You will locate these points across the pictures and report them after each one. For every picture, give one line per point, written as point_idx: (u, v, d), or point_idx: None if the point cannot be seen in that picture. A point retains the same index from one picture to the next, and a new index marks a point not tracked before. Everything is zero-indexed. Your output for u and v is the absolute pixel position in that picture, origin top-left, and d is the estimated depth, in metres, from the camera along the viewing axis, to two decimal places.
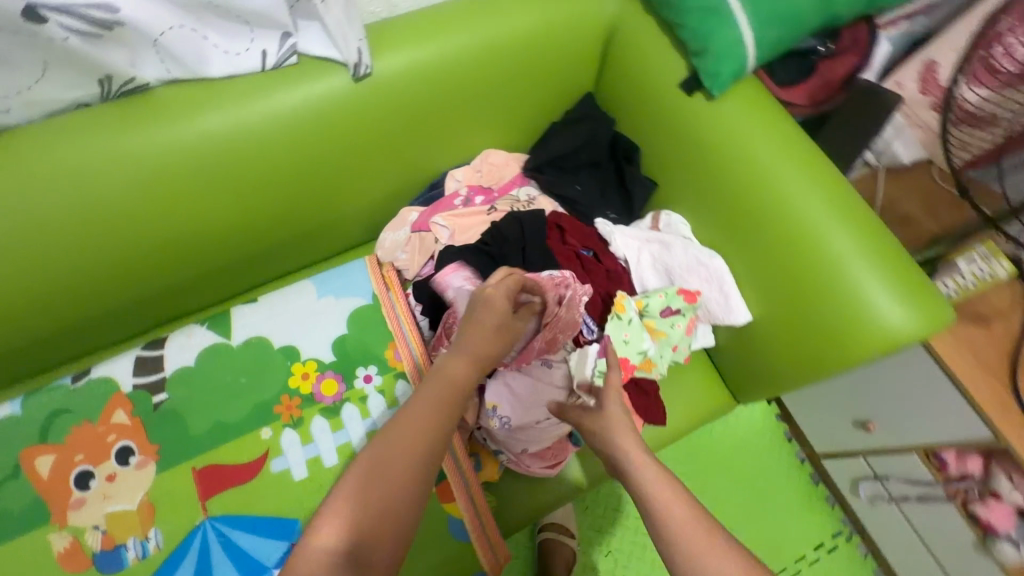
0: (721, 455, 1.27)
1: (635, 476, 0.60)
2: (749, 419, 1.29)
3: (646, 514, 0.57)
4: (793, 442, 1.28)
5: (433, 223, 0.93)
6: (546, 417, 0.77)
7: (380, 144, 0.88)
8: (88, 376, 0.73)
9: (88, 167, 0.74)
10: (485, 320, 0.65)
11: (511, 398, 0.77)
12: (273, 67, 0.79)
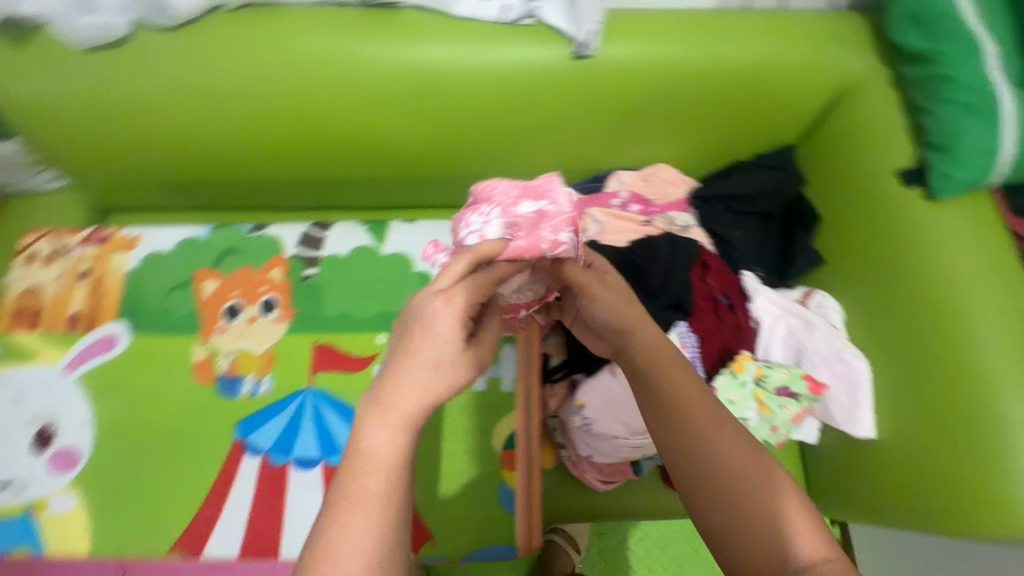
0: None
1: (681, 423, 0.50)
2: None
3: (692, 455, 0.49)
4: None
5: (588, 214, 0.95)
6: (627, 437, 0.77)
7: (568, 123, 0.91)
8: (262, 232, 0.82)
9: (328, 58, 0.83)
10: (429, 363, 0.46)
11: (604, 404, 0.77)
12: (508, 22, 0.83)
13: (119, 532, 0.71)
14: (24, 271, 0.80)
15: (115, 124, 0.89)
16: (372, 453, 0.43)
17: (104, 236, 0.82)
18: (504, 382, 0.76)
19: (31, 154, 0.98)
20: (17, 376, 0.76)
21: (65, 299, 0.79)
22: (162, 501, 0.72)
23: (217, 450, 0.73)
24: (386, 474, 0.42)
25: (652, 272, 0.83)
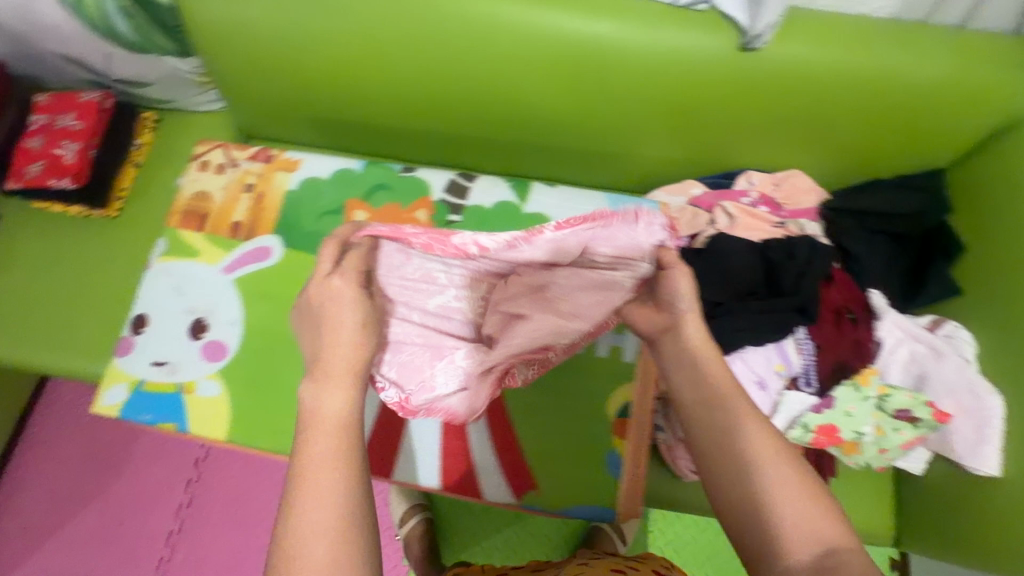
0: None
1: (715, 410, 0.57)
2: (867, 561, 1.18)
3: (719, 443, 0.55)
4: None
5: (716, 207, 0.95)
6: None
7: (715, 115, 0.92)
8: (412, 173, 0.85)
9: (500, 18, 0.86)
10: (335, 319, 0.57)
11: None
12: (681, 6, 0.83)
13: (255, 424, 0.77)
14: (195, 176, 0.87)
15: (287, 55, 0.96)
16: (324, 413, 0.50)
17: (269, 156, 0.87)
18: (625, 352, 0.79)
19: (201, 74, 1.05)
20: (180, 269, 0.82)
21: (229, 208, 0.85)
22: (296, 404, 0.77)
23: None
24: (339, 429, 0.50)
25: (784, 273, 0.82)
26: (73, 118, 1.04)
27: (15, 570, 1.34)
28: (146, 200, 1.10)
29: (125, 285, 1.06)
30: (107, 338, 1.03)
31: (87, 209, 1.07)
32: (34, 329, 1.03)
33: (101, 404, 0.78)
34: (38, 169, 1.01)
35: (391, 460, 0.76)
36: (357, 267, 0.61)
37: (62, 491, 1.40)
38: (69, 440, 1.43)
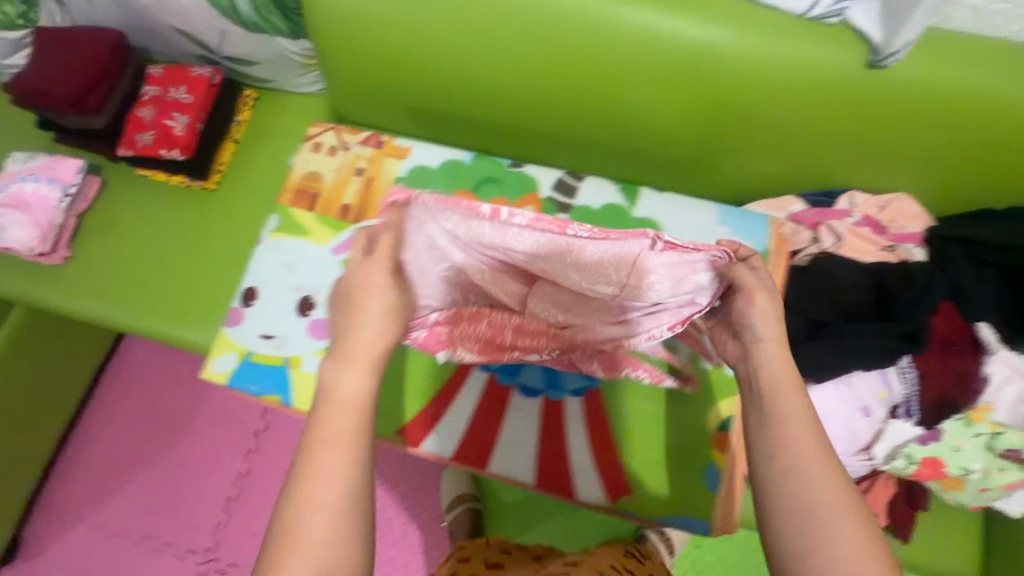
0: None
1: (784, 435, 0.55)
2: None
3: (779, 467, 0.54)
4: None
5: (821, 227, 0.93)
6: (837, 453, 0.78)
7: (828, 130, 0.90)
8: (521, 168, 0.85)
9: (621, 20, 0.86)
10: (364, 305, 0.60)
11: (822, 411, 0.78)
12: (810, 17, 0.81)
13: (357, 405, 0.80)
14: (308, 156, 0.89)
15: (397, 43, 0.97)
16: (341, 395, 0.55)
17: (378, 143, 0.89)
18: (704, 360, 0.77)
19: (308, 55, 1.07)
20: (290, 247, 0.85)
21: (339, 190, 0.87)
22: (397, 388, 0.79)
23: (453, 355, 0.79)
24: (350, 410, 0.55)
25: (897, 299, 0.79)
26: (185, 92, 1.07)
27: (81, 523, 1.39)
28: (242, 176, 1.13)
29: (220, 257, 1.09)
30: (201, 306, 1.07)
31: (189, 181, 1.11)
32: (135, 292, 1.07)
33: (210, 371, 0.80)
34: (150, 138, 1.04)
35: (487, 454, 0.77)
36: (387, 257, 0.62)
37: (128, 449, 1.45)
38: (137, 401, 1.48)
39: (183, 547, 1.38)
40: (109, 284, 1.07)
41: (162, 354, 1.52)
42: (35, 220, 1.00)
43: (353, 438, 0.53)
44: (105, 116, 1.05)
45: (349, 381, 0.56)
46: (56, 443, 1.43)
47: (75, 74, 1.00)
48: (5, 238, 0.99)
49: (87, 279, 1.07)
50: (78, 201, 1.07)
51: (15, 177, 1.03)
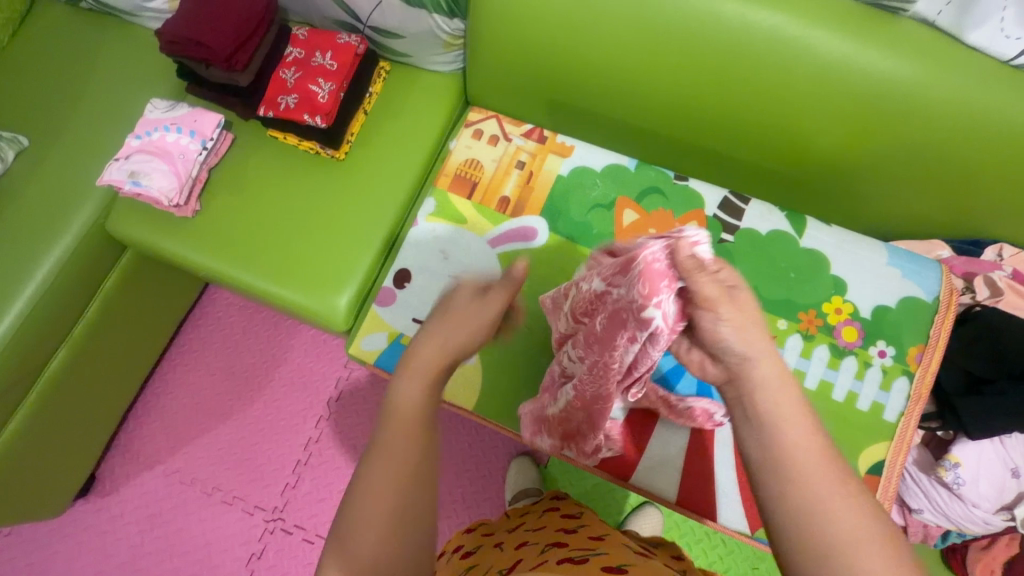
0: None
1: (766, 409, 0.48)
2: None
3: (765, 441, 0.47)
4: None
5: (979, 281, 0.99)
6: (984, 510, 0.79)
7: (1000, 181, 0.87)
8: (688, 182, 0.84)
9: (806, 43, 0.83)
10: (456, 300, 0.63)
11: (976, 467, 0.79)
12: (1015, 64, 0.78)
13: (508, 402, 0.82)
14: (469, 143, 0.88)
15: (556, 37, 0.93)
16: (401, 405, 0.53)
17: (541, 136, 0.87)
18: (861, 401, 0.76)
19: (457, 34, 1.05)
20: (446, 233, 0.84)
21: (499, 181, 0.86)
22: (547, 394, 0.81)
23: None
24: (415, 422, 0.52)
25: None
26: (330, 58, 1.06)
27: (155, 466, 1.42)
28: (372, 148, 1.12)
29: (344, 227, 1.08)
30: (324, 274, 1.06)
31: (320, 148, 1.10)
32: (259, 252, 1.07)
33: (360, 348, 0.82)
34: (294, 101, 1.04)
35: (630, 465, 0.79)
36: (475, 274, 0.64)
37: (205, 400, 1.46)
38: (216, 354, 1.49)
39: (253, 502, 1.39)
40: (236, 242, 1.07)
41: (242, 310, 1.52)
42: (176, 170, 1.02)
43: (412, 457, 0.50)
44: (249, 75, 1.05)
45: (406, 388, 0.54)
46: (139, 386, 1.45)
47: (230, 30, 0.99)
48: (146, 184, 1.00)
49: (215, 234, 1.08)
50: (211, 156, 1.08)
51: (159, 126, 1.05)
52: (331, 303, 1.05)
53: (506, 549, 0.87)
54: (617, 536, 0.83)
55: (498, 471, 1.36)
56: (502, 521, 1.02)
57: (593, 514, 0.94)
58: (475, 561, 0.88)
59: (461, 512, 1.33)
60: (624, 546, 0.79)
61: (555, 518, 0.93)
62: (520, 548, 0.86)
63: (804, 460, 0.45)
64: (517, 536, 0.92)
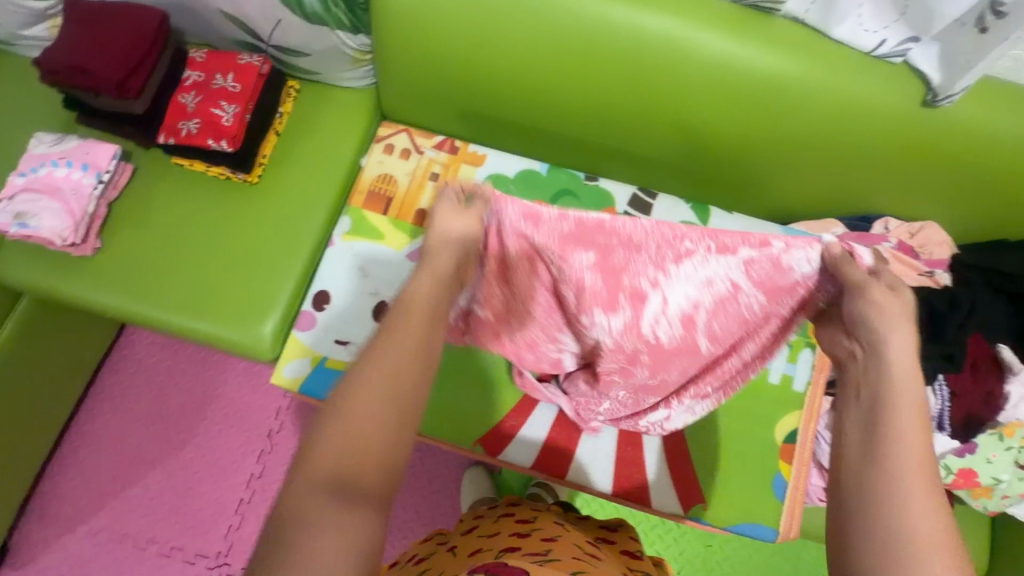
0: None
1: (888, 410, 0.53)
2: None
3: (872, 436, 0.53)
4: None
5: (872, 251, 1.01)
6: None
7: (874, 161, 0.95)
8: (598, 183, 0.87)
9: (693, 44, 0.87)
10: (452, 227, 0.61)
11: None
12: (876, 55, 0.86)
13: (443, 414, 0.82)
14: (380, 158, 0.88)
15: (458, 47, 0.94)
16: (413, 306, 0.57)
17: (453, 147, 0.88)
18: (773, 376, 0.82)
19: (363, 50, 1.04)
20: (364, 249, 0.84)
21: (414, 195, 0.87)
22: None
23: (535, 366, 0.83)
24: (416, 324, 0.56)
25: (948, 323, 0.88)
26: (232, 80, 1.03)
27: (78, 527, 1.31)
28: (286, 170, 1.09)
29: (265, 255, 1.05)
30: (247, 302, 1.02)
31: (230, 173, 1.06)
32: (175, 285, 1.02)
33: (283, 376, 0.80)
34: (196, 126, 1.00)
35: (566, 462, 0.82)
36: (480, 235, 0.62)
37: (132, 449, 1.36)
38: (140, 398, 1.39)
39: (195, 550, 1.31)
40: (146, 277, 1.01)
41: (165, 348, 1.43)
42: (69, 208, 0.95)
43: (387, 405, 0.51)
44: (144, 102, 1.00)
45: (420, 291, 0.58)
46: (54, 442, 1.33)
47: (118, 56, 0.94)
48: (36, 225, 0.94)
49: (121, 272, 1.01)
50: (109, 189, 1.02)
51: (47, 160, 0.98)
52: (255, 332, 1.01)
53: (459, 553, 0.85)
54: (569, 538, 0.83)
55: (450, 485, 1.34)
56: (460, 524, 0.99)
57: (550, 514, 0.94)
58: (426, 566, 0.86)
59: (416, 531, 1.31)
60: (575, 547, 0.80)
61: (510, 520, 0.92)
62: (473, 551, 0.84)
63: (902, 478, 0.50)
64: (471, 540, 0.89)
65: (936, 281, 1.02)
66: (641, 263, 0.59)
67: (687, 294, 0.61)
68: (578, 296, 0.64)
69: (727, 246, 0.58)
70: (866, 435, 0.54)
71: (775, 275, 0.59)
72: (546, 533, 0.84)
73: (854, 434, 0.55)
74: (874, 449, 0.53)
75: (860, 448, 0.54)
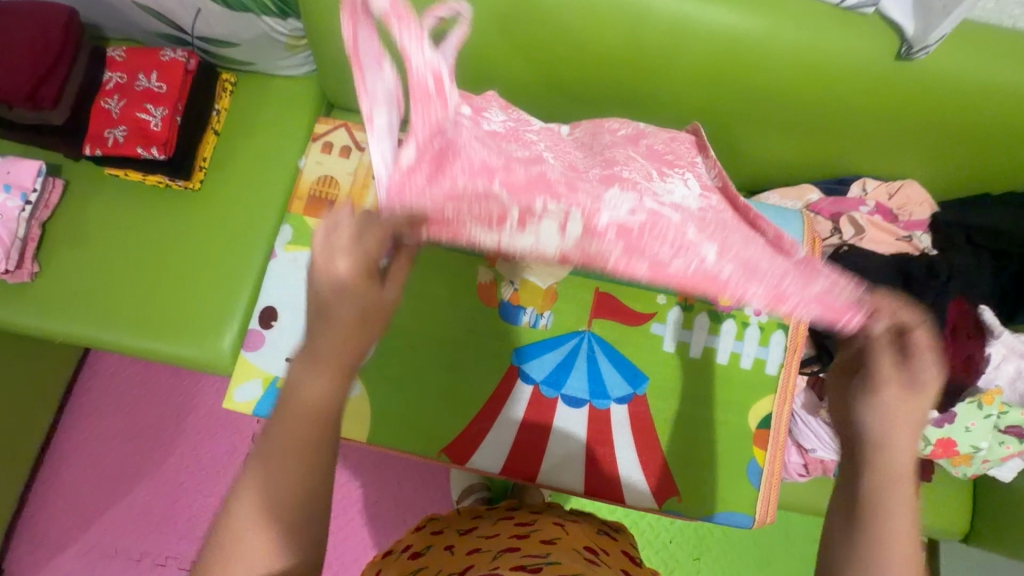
0: None
1: (877, 468, 0.46)
2: None
3: (852, 506, 0.47)
4: None
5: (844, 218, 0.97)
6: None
7: (849, 122, 0.89)
8: None
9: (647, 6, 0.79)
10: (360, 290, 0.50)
11: None
12: (846, 6, 0.78)
13: (404, 425, 0.79)
14: (320, 158, 0.89)
15: None
16: (305, 401, 0.48)
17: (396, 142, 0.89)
18: (744, 360, 0.81)
19: (295, 35, 0.96)
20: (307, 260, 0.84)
21: (358, 195, 0.87)
22: (439, 405, 0.80)
23: (497, 368, 0.80)
24: (310, 426, 0.47)
25: (924, 291, 0.83)
26: (156, 80, 0.95)
27: (68, 545, 1.31)
28: (230, 173, 1.03)
29: (214, 267, 0.99)
30: (201, 317, 0.98)
31: (168, 181, 0.99)
32: (125, 305, 0.97)
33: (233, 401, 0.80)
34: (122, 135, 0.93)
35: (535, 466, 0.78)
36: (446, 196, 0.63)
37: (115, 464, 1.35)
38: (116, 413, 1.37)
39: (189, 557, 1.32)
40: (90, 299, 0.96)
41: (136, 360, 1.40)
42: None
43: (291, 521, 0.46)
44: (63, 112, 0.92)
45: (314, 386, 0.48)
46: (33, 464, 1.32)
47: (23, 64, 0.86)
48: None
49: (63, 296, 0.96)
50: (39, 209, 0.96)
51: None
52: (214, 346, 0.97)
53: (454, 554, 0.68)
54: (574, 540, 0.69)
55: None
56: (451, 516, 0.81)
57: (550, 512, 0.79)
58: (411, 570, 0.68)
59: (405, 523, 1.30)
60: (579, 551, 0.66)
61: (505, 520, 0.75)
62: (472, 552, 0.67)
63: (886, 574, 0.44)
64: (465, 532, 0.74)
65: (915, 246, 0.97)
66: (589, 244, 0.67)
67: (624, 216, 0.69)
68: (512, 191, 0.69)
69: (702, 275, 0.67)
70: (845, 504, 0.47)
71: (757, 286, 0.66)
72: (546, 533, 0.70)
73: (836, 516, 0.48)
74: (858, 532, 0.46)
75: (843, 534, 0.46)
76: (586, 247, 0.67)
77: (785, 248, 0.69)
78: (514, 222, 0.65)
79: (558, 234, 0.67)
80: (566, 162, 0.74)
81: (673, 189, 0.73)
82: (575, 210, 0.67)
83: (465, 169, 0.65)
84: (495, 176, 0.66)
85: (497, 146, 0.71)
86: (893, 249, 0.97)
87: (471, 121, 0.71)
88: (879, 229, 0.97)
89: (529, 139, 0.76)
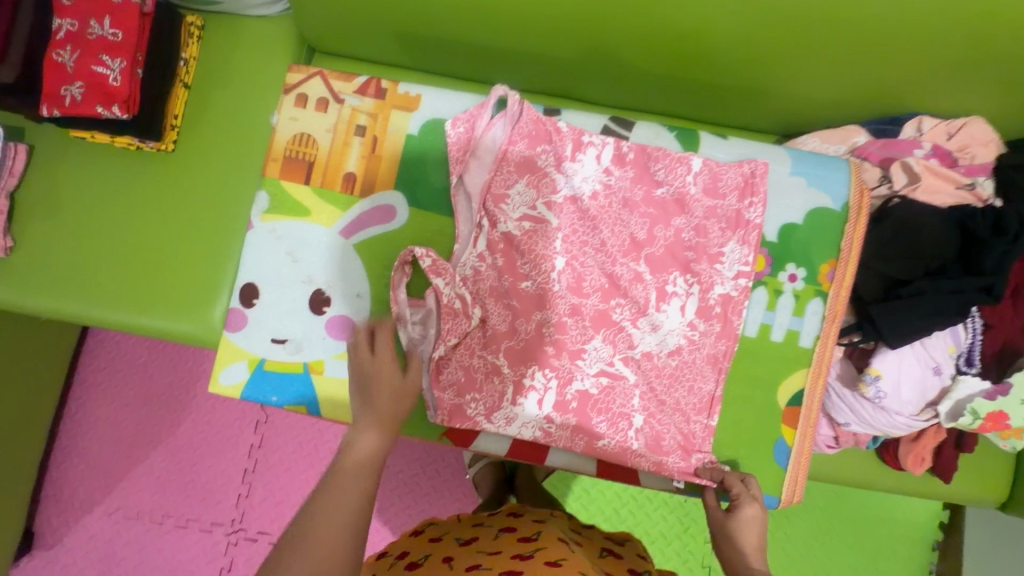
0: (884, 524, 1.17)
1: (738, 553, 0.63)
2: (915, 509, 1.17)
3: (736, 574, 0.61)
4: (935, 552, 1.17)
5: (896, 164, 0.85)
6: (906, 415, 0.76)
7: (909, 51, 0.75)
8: (563, 115, 0.79)
9: None
10: (382, 390, 0.64)
11: (897, 376, 0.74)
12: None
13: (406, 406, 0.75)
14: (295, 114, 0.80)
15: None
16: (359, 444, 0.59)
17: (379, 93, 0.80)
18: (775, 332, 0.75)
19: None
20: (288, 232, 0.78)
21: (339, 156, 0.79)
22: None
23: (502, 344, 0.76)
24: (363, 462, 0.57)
25: (987, 251, 0.71)
26: (110, 26, 0.84)
27: (89, 509, 1.33)
28: (203, 133, 0.93)
29: (197, 238, 0.92)
30: (187, 288, 0.92)
31: (138, 143, 0.91)
32: (107, 280, 0.91)
33: (221, 384, 0.77)
34: (79, 92, 0.83)
35: (544, 448, 0.75)
36: (452, 378, 0.73)
37: (127, 432, 1.35)
38: (124, 382, 1.37)
39: (209, 519, 1.33)
40: (71, 273, 0.91)
41: None
42: None
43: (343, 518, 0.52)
44: (12, 68, 0.83)
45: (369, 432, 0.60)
46: (49, 433, 1.33)
47: None
48: None
49: (44, 271, 0.91)
50: (5, 177, 0.89)
51: None
52: (206, 321, 0.91)
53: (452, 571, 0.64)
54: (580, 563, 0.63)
55: None
56: (451, 523, 0.78)
57: (555, 526, 0.74)
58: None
59: None
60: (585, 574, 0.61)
61: (505, 536, 0.70)
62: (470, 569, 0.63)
63: None
64: (465, 546, 0.70)
65: (977, 197, 0.83)
66: (564, 434, 0.72)
67: (593, 384, 0.72)
68: (503, 350, 0.73)
69: (615, 439, 0.72)
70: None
71: (650, 451, 0.72)
72: (550, 552, 0.65)
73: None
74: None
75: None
76: (558, 421, 0.72)
77: (709, 410, 0.73)
78: (508, 401, 0.72)
79: (538, 408, 0.72)
80: (571, 285, 0.74)
81: (647, 335, 0.73)
82: (552, 382, 0.72)
83: (478, 355, 0.73)
84: (495, 363, 0.73)
85: (508, 293, 0.74)
86: (952, 200, 0.82)
87: (487, 267, 0.74)
88: (936, 176, 0.83)
89: (546, 245, 0.74)
